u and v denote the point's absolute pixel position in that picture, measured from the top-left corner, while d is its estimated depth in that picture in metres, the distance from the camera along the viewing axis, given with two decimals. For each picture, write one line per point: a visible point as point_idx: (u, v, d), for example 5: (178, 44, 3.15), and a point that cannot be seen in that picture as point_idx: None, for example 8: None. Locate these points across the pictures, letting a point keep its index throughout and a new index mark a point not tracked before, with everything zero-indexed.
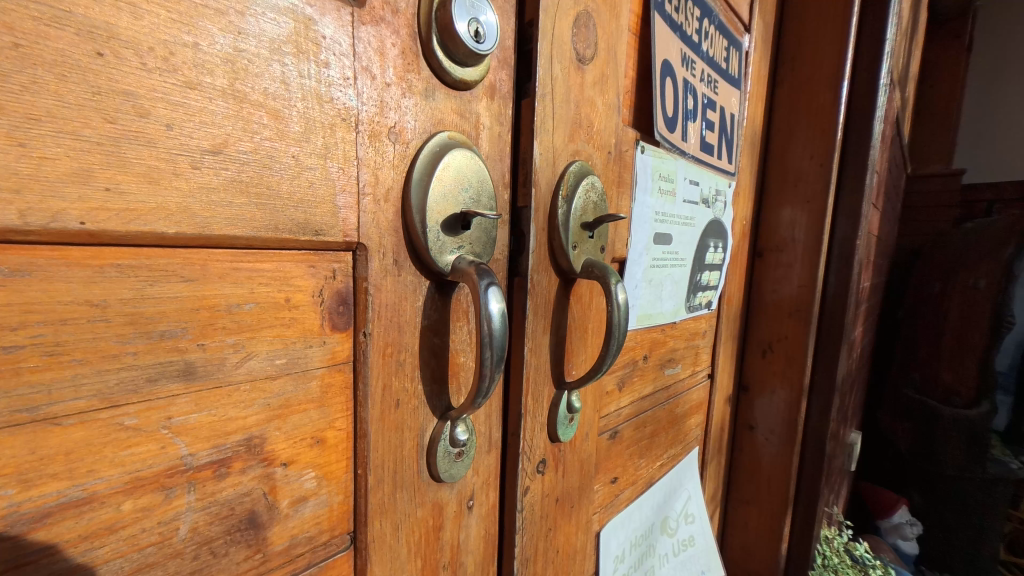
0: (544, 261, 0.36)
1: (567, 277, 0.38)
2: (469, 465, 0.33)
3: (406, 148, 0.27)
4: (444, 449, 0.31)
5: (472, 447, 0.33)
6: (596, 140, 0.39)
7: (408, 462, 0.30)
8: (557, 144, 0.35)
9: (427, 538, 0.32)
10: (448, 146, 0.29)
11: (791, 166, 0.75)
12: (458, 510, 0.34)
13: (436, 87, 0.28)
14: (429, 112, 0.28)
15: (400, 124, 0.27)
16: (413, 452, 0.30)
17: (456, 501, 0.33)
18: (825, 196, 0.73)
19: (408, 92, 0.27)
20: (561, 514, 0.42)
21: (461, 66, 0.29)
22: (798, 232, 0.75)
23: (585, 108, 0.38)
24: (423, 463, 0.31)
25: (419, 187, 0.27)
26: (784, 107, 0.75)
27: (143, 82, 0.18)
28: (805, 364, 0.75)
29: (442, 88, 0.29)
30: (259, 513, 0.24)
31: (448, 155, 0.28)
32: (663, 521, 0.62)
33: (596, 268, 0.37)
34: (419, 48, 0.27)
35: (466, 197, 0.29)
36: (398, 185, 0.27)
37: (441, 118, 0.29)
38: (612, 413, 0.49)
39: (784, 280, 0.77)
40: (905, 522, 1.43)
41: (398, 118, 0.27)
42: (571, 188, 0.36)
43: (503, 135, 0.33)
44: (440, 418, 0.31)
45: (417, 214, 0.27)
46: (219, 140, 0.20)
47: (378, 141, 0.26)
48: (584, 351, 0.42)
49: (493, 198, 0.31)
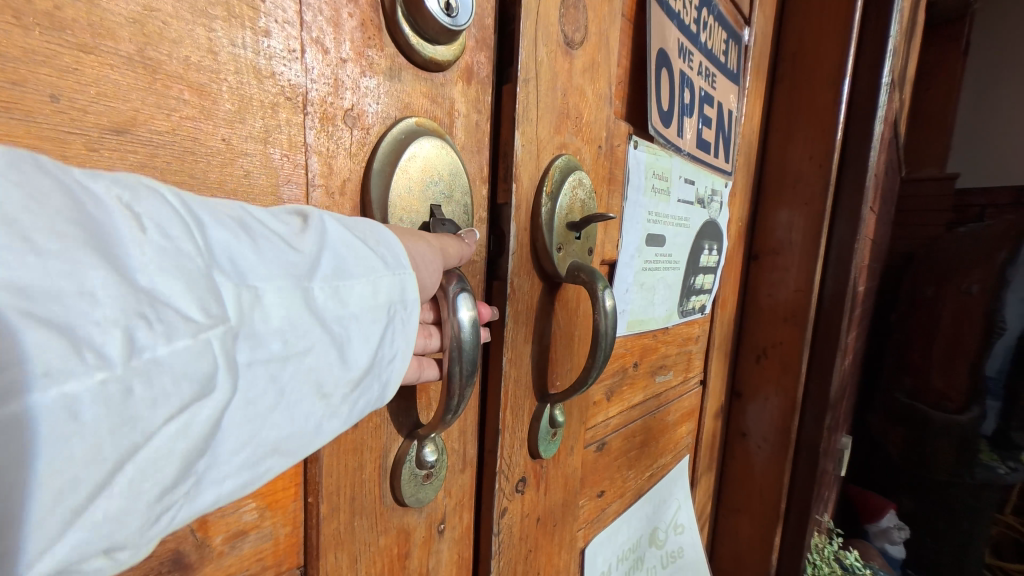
0: (527, 263, 0.33)
1: (551, 280, 0.35)
2: (439, 487, 0.30)
3: (366, 135, 0.24)
4: (410, 472, 0.28)
5: (441, 468, 0.30)
6: (586, 132, 0.36)
7: (368, 486, 0.27)
8: (542, 135, 0.32)
9: (391, 568, 0.29)
10: (415, 133, 0.25)
11: (790, 167, 0.73)
12: (427, 534, 0.31)
13: (402, 67, 0.25)
14: (393, 93, 0.25)
15: (359, 107, 0.23)
16: (374, 476, 0.27)
17: (425, 526, 0.30)
18: (823, 198, 0.71)
19: (369, 70, 0.24)
20: (542, 534, 0.39)
21: (430, 44, 0.25)
22: (795, 234, 0.73)
23: (574, 97, 0.35)
24: (387, 486, 0.28)
25: (380, 178, 0.24)
26: (783, 107, 0.73)
27: (20, 43, 0.15)
28: (800, 371, 0.74)
29: (410, 67, 0.25)
30: (186, 552, 0.21)
31: (416, 143, 0.25)
32: (652, 533, 0.59)
33: (584, 270, 0.33)
34: (382, 21, 0.24)
35: (438, 192, 0.27)
36: (357, 175, 0.24)
37: (408, 102, 0.26)
38: (599, 424, 0.47)
39: (780, 284, 0.75)
40: (893, 526, 1.43)
41: (357, 100, 0.23)
42: (556, 183, 0.33)
43: (481, 123, 0.30)
44: (406, 437, 0.28)
45: (378, 209, 0.24)
46: (126, 117, 0.17)
47: (331, 125, 0.22)
48: (569, 361, 0.39)
49: (467, 192, 0.28)
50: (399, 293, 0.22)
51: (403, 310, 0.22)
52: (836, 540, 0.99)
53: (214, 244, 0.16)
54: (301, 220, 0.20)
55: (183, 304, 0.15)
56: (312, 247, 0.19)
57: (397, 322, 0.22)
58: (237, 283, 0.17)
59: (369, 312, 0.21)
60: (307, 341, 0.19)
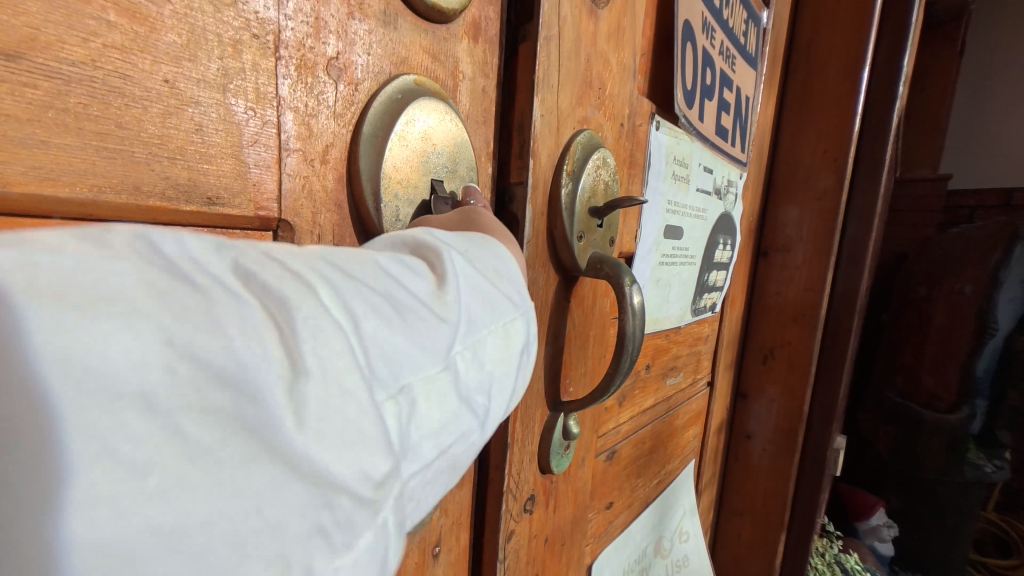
0: (542, 254, 0.28)
1: (567, 273, 0.31)
2: (434, 497, 0.27)
3: (355, 91, 0.20)
4: None
5: None
6: (608, 107, 0.32)
7: None
8: (563, 105, 0.28)
9: None
10: (414, 93, 0.21)
11: (802, 161, 0.70)
12: (421, 552, 0.27)
13: (398, 13, 0.21)
14: (386, 44, 0.21)
15: (346, 57, 0.20)
16: None
17: (420, 550, 0.26)
18: (837, 194, 0.68)
19: (358, 12, 0.20)
20: (549, 554, 0.35)
21: None
22: (806, 231, 0.70)
23: (597, 65, 0.30)
24: None
25: (372, 146, 0.20)
26: (797, 96, 0.70)
27: None
28: (808, 372, 0.71)
29: (407, 17, 0.21)
30: None
31: (416, 106, 0.21)
32: (658, 543, 0.56)
33: (605, 261, 0.30)
34: None
35: (440, 164, 0.23)
36: (343, 139, 0.20)
37: (404, 55, 0.22)
38: (611, 431, 0.43)
39: (789, 282, 0.72)
40: (882, 523, 1.44)
41: (343, 49, 0.19)
42: (578, 162, 0.29)
43: (488, 90, 0.26)
44: None
45: (368, 180, 0.20)
46: (34, 42, 0.13)
47: (311, 76, 0.19)
48: (584, 364, 0.35)
49: (472, 166, 0.24)
50: (518, 335, 0.20)
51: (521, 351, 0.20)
52: (836, 542, 0.97)
53: (383, 332, 0.13)
54: (432, 275, 0.16)
55: (373, 420, 0.12)
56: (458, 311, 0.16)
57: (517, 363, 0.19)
58: (402, 375, 0.14)
59: (500, 365, 0.18)
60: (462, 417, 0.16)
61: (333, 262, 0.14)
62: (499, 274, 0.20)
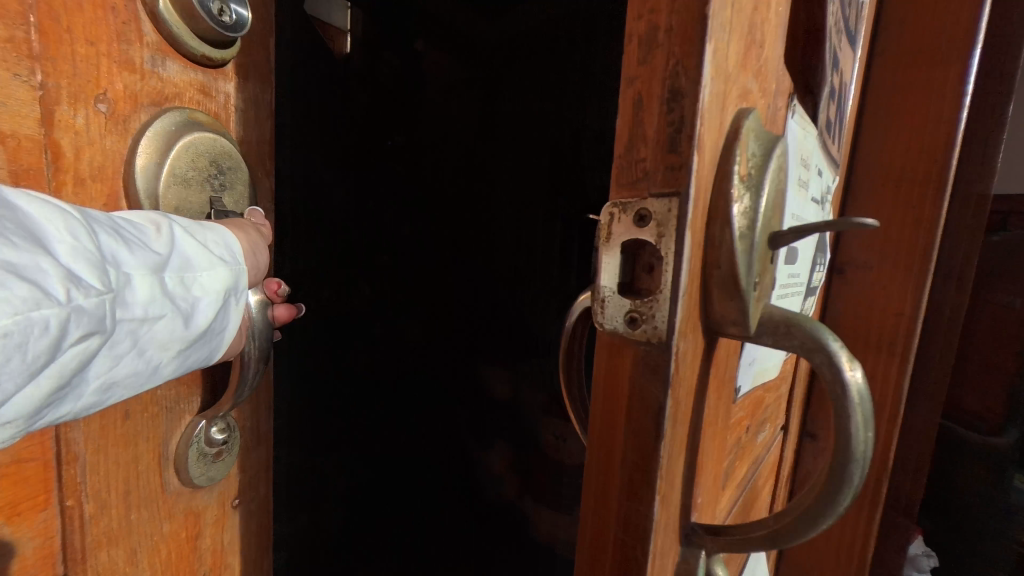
0: (693, 315, 0.21)
1: (716, 331, 0.23)
2: (230, 468, 0.35)
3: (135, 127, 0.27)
4: (199, 451, 0.33)
5: (235, 449, 0.35)
6: (763, 85, 0.24)
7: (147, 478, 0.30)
8: (727, 78, 0.20)
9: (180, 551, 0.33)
10: (188, 125, 0.29)
11: (885, 158, 0.60)
12: (221, 514, 0.36)
13: (170, 57, 0.29)
14: (156, 96, 0.28)
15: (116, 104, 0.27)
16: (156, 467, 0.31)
17: (218, 506, 0.35)
18: (938, 195, 0.57)
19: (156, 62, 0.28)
20: None
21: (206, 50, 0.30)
22: (892, 237, 0.60)
23: (761, 10, 0.21)
24: (172, 475, 0.32)
25: (146, 175, 0.28)
26: (880, 81, 0.60)
27: None
28: (897, 409, 0.60)
29: (179, 60, 0.29)
30: None
31: (186, 131, 0.29)
32: None
33: (793, 320, 0.24)
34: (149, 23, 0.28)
35: (219, 192, 0.32)
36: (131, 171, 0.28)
37: (178, 98, 0.29)
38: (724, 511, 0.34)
39: (869, 299, 0.61)
40: (922, 553, 1.33)
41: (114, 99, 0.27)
42: (750, 168, 0.21)
43: (261, 119, 0.35)
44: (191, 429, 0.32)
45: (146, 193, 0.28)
46: None
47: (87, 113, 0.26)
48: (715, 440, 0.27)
49: (248, 186, 0.34)
50: (236, 282, 0.30)
51: (241, 293, 0.30)
52: None
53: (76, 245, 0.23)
54: (160, 226, 0.27)
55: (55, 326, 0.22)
56: (172, 247, 0.27)
57: (234, 300, 0.30)
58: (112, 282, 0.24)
59: (215, 288, 0.29)
60: (165, 314, 0.26)
61: (77, 212, 0.24)
62: (223, 237, 0.29)
